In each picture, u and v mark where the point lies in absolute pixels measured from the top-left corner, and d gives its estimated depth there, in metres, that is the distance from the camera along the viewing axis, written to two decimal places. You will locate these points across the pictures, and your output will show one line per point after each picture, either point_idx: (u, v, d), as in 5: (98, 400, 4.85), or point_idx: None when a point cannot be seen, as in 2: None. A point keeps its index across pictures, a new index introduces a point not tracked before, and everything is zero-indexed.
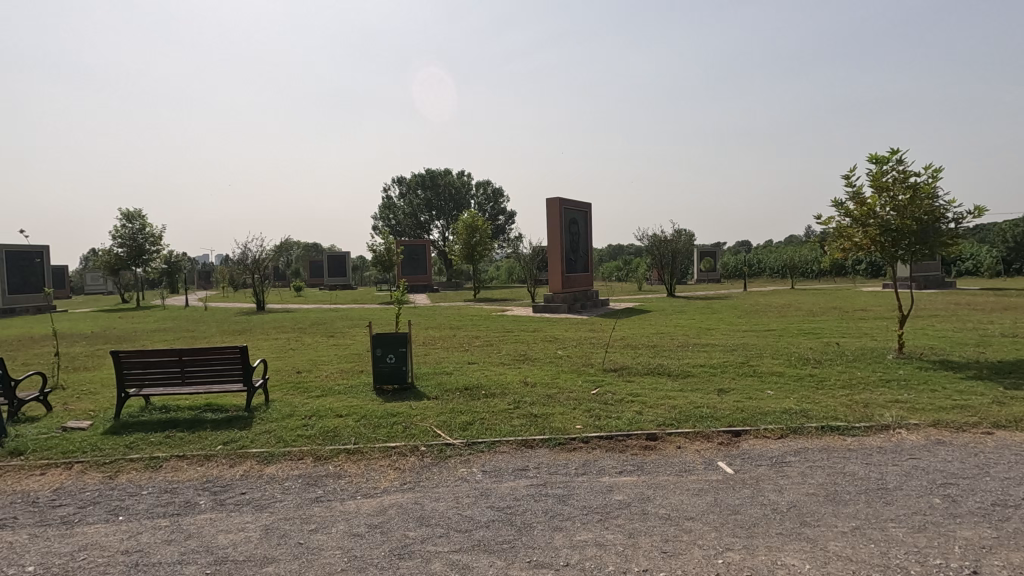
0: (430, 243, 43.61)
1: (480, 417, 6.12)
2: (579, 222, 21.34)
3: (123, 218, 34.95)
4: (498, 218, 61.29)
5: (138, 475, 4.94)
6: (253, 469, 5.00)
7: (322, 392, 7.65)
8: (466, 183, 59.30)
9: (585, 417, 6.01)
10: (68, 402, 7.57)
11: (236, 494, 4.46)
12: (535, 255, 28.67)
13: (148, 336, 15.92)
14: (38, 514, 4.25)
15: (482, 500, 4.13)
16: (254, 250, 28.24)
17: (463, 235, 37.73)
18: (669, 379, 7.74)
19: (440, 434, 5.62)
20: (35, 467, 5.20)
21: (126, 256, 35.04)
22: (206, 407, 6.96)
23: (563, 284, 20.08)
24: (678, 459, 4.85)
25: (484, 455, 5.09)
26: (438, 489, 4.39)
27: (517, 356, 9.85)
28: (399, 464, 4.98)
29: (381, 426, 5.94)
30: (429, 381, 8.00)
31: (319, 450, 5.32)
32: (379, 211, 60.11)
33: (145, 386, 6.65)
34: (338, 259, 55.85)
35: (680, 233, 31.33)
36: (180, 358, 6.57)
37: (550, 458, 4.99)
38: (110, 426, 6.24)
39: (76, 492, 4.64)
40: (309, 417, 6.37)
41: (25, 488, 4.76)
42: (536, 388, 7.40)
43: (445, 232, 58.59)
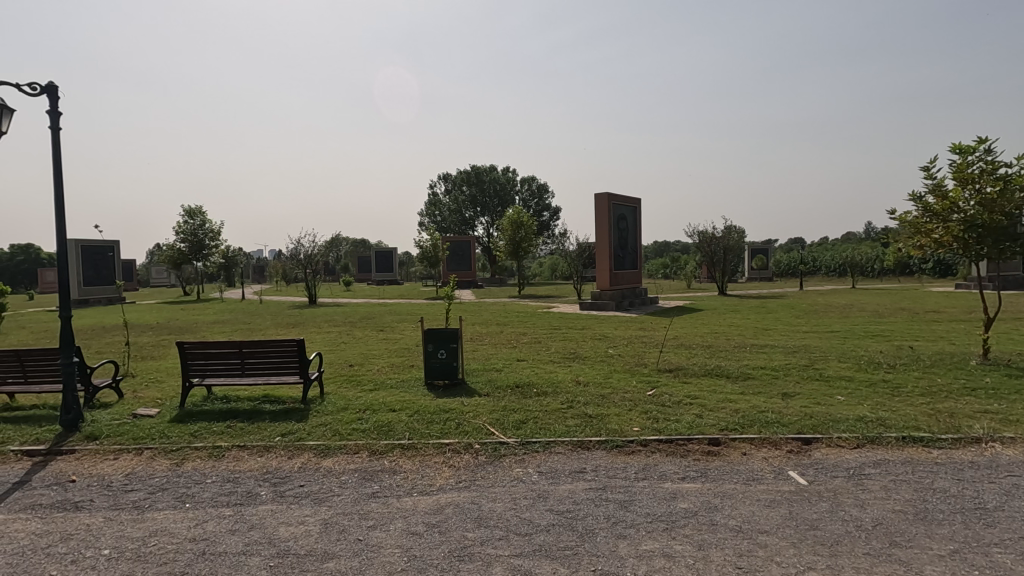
0: (475, 240, 43.74)
1: (534, 416, 6.02)
2: (628, 217, 20.92)
3: (185, 215, 36.72)
4: (543, 215, 61.08)
5: (202, 463, 5.08)
6: (310, 461, 5.05)
7: (374, 386, 7.73)
8: (512, 179, 59.26)
9: (643, 419, 5.81)
10: (138, 390, 7.95)
11: (295, 487, 4.50)
12: (582, 251, 28.30)
13: (209, 327, 16.64)
14: (112, 497, 4.42)
15: (540, 502, 4.01)
16: (307, 246, 29.05)
17: (509, 231, 37.67)
18: (728, 381, 7.40)
19: (494, 432, 5.54)
20: (108, 451, 5.43)
21: (189, 251, 36.83)
22: (264, 398, 7.14)
23: (611, 281, 19.75)
24: (744, 467, 4.59)
25: (539, 456, 4.97)
26: (494, 489, 4.30)
27: (567, 354, 9.68)
28: (453, 461, 4.93)
29: (434, 422, 5.92)
30: (479, 377, 7.95)
31: (374, 444, 5.34)
32: (425, 208, 61.06)
33: (207, 376, 6.86)
34: (385, 255, 57.00)
35: (731, 230, 30.34)
36: (240, 350, 6.76)
37: (607, 460, 4.83)
38: (176, 415, 6.48)
39: (146, 477, 4.81)
40: (363, 411, 6.42)
41: (100, 472, 4.97)
42: (589, 387, 7.21)
43: (490, 228, 58.77)
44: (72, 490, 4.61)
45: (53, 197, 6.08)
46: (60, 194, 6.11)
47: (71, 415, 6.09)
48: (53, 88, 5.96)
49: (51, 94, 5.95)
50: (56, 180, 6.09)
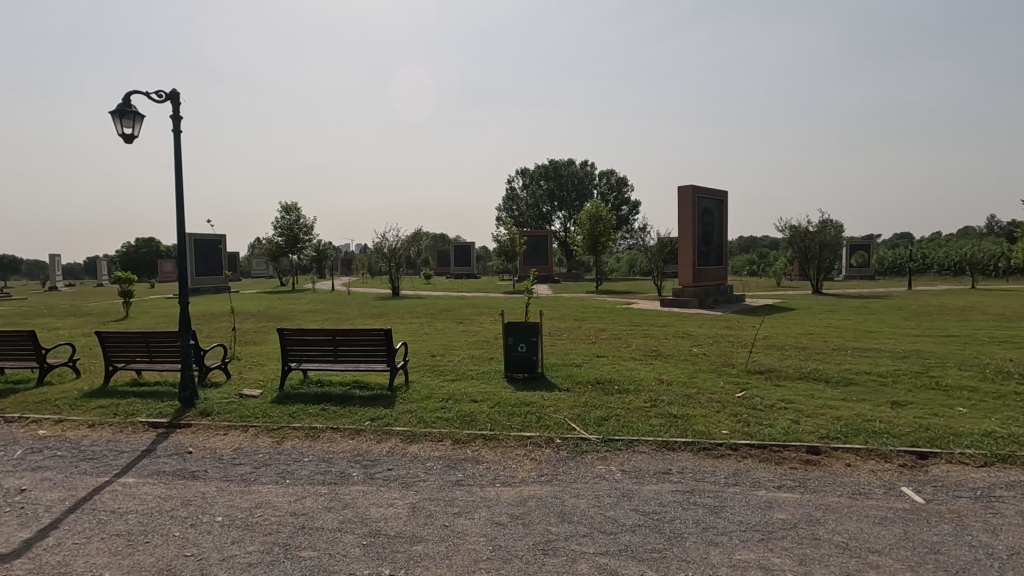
0: (552, 235, 43.57)
1: (616, 414, 5.90)
2: (713, 211, 19.99)
3: (282, 211, 39.48)
4: (622, 209, 59.90)
5: (300, 442, 5.43)
6: (398, 446, 5.25)
7: (455, 376, 7.92)
8: (590, 173, 58.49)
9: (732, 422, 5.52)
10: (243, 371, 8.64)
11: (384, 470, 4.70)
12: (662, 247, 27.44)
13: (303, 316, 17.76)
14: (223, 469, 4.82)
15: (625, 501, 3.92)
16: (391, 240, 30.27)
17: (587, 225, 37.23)
18: (828, 386, 6.88)
19: (575, 428, 5.49)
20: (219, 427, 5.94)
21: (286, 244, 39.58)
22: (355, 384, 7.50)
23: (694, 277, 19.02)
24: (848, 479, 4.23)
25: (622, 455, 4.85)
26: (576, 485, 4.26)
27: (648, 351, 9.42)
28: (535, 455, 4.93)
29: (516, 414, 5.96)
30: (559, 372, 7.91)
31: (457, 433, 5.45)
32: (503, 203, 61.81)
33: (303, 361, 7.31)
34: (464, 250, 58.25)
35: (828, 224, 28.17)
36: (333, 337, 7.14)
37: (694, 462, 4.64)
38: (277, 396, 6.96)
39: (252, 453, 5.20)
40: (446, 400, 6.58)
41: (213, 446, 5.44)
42: (672, 386, 6.98)
43: (567, 223, 58.38)
44: (189, 460, 5.08)
45: (174, 195, 6.69)
46: (180, 192, 6.73)
47: (188, 392, 6.72)
48: (176, 95, 6.55)
49: (173, 101, 6.54)
50: (178, 179, 6.70)
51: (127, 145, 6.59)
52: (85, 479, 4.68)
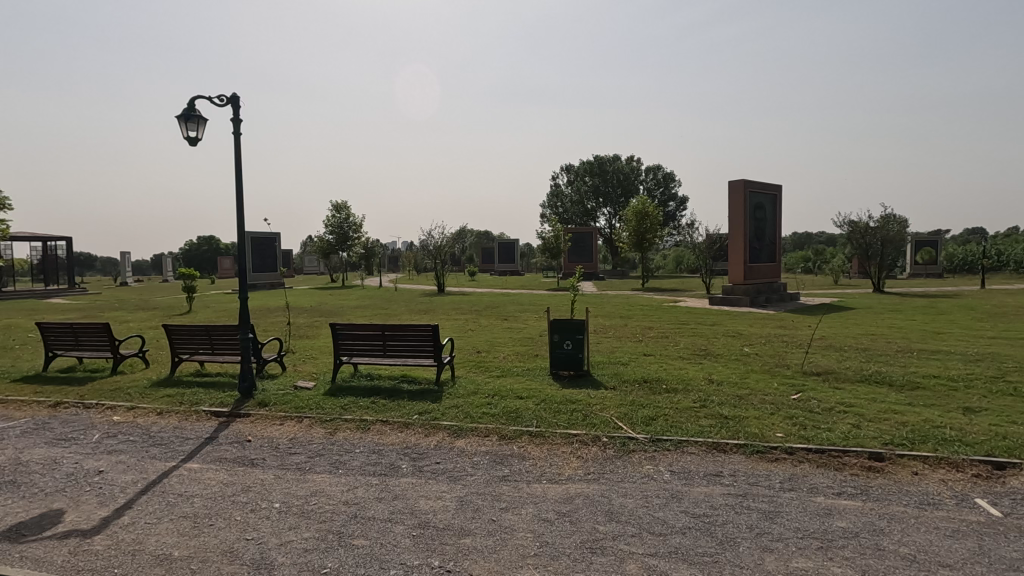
0: (597, 232, 43.12)
1: (664, 414, 5.79)
2: (766, 206, 19.30)
3: (332, 209, 40.61)
4: (669, 205, 58.66)
5: (351, 434, 5.59)
6: (445, 440, 5.33)
7: (501, 372, 7.98)
8: (636, 169, 57.58)
9: (787, 425, 5.32)
10: (297, 364, 8.97)
11: (432, 463, 4.78)
12: (712, 243, 26.71)
13: (353, 311, 18.30)
14: (280, 458, 5.03)
15: (675, 503, 3.84)
16: (436, 237, 30.69)
17: (633, 222, 36.65)
18: (891, 389, 6.54)
19: (622, 426, 5.43)
20: (276, 417, 6.19)
21: (336, 241, 40.81)
22: (403, 378, 7.67)
23: (745, 275, 18.44)
24: (915, 488, 4.01)
25: (671, 455, 4.76)
26: (624, 485, 4.20)
27: (697, 351, 9.19)
28: (581, 453, 4.90)
29: (561, 411, 5.95)
30: (605, 370, 7.83)
31: (503, 429, 5.49)
32: (547, 200, 61.67)
33: (354, 355, 7.53)
34: (509, 247, 58.44)
35: (891, 218, 26.65)
36: (382, 332, 7.32)
37: (746, 465, 4.50)
38: (329, 388, 7.20)
39: (306, 443, 5.41)
40: (492, 396, 6.64)
41: (270, 435, 5.68)
42: (723, 386, 6.79)
43: (612, 219, 57.64)
44: (248, 448, 5.32)
45: (235, 194, 7.01)
46: (240, 192, 7.04)
47: (247, 382, 7.05)
48: (236, 99, 6.85)
49: (234, 105, 6.85)
50: (238, 179, 7.01)
51: (192, 147, 6.95)
52: (155, 464, 4.97)
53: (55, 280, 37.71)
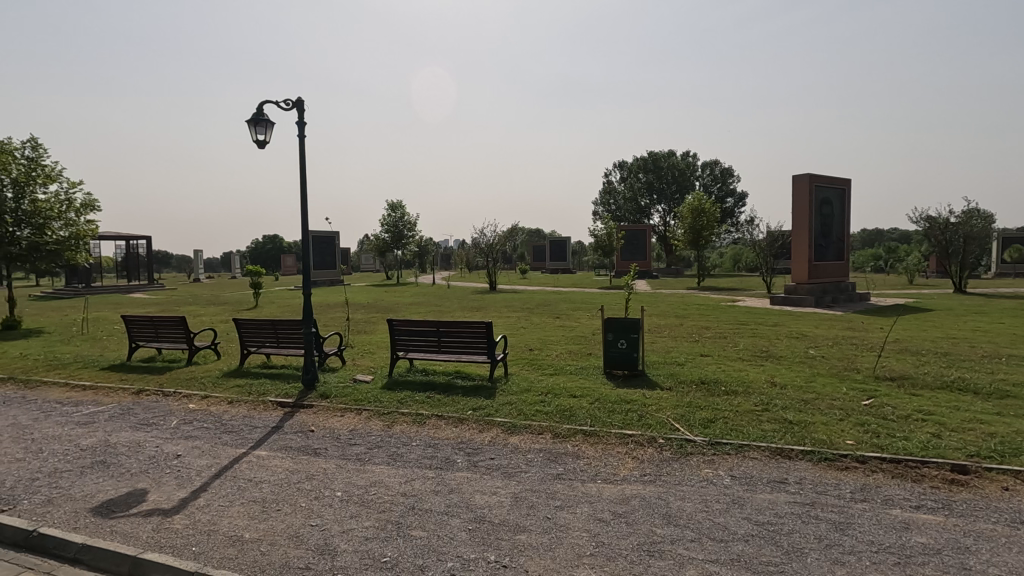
0: (651, 229, 42.08)
1: (723, 416, 5.60)
2: (833, 201, 18.32)
3: (388, 208, 41.79)
4: (727, 201, 56.73)
5: (408, 427, 5.72)
6: (499, 437, 5.36)
7: (554, 371, 7.96)
8: (692, 164, 56.03)
9: (858, 432, 5.03)
10: (356, 358, 9.27)
11: (486, 458, 4.83)
12: (773, 241, 25.64)
13: (407, 308, 18.73)
14: (341, 448, 5.20)
15: (736, 509, 3.71)
16: (488, 235, 30.97)
17: (689, 219, 35.65)
18: (975, 398, 6.06)
19: (679, 428, 5.30)
20: (337, 409, 6.41)
21: (391, 240, 41.87)
22: (457, 374, 7.78)
23: (810, 274, 17.59)
24: (1004, 505, 3.69)
25: (731, 459, 4.61)
26: (682, 488, 4.10)
27: (758, 352, 8.85)
28: (637, 453, 4.82)
29: (616, 411, 5.87)
30: (660, 370, 7.67)
31: (557, 427, 5.46)
32: (600, 197, 61.03)
33: (410, 350, 7.70)
34: (560, 245, 58.24)
35: (976, 213, 24.67)
36: (437, 328, 7.45)
37: (813, 473, 4.29)
38: (386, 382, 7.40)
39: (365, 434, 5.57)
40: (545, 394, 6.63)
41: (331, 426, 5.90)
42: (787, 389, 6.51)
43: (666, 217, 56.34)
44: (311, 437, 5.54)
45: (299, 194, 7.31)
46: (305, 192, 7.33)
47: (310, 374, 7.35)
48: (301, 102, 7.13)
49: (299, 108, 7.13)
50: (302, 179, 7.31)
51: (261, 150, 7.29)
52: (227, 450, 5.26)
53: (137, 276, 40.75)
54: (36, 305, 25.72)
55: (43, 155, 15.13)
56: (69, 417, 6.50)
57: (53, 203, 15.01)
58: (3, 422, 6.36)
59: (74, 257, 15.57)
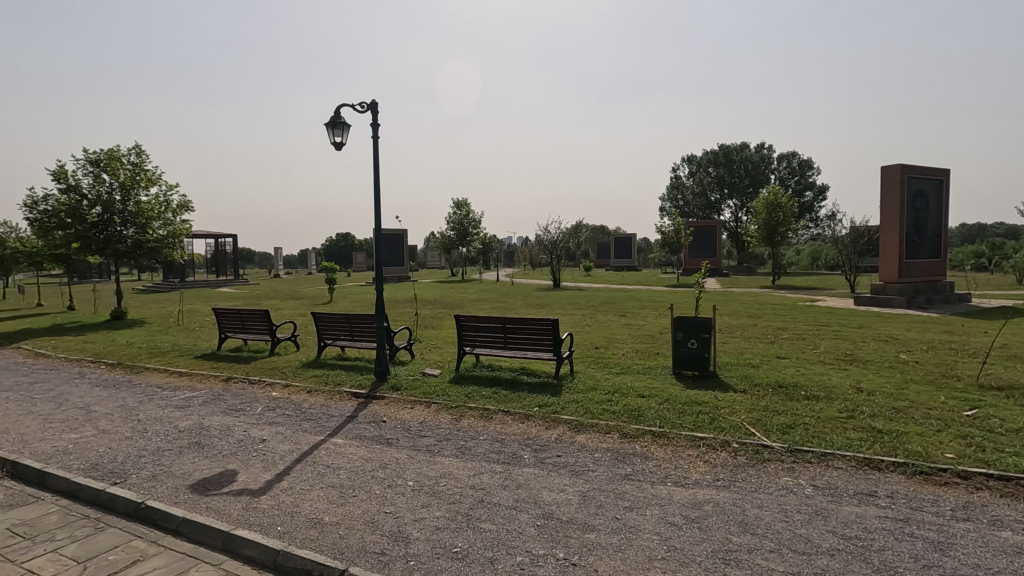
0: (721, 225, 40.43)
1: (803, 422, 5.30)
2: (929, 193, 16.87)
3: (454, 206, 42.62)
4: (806, 195, 53.60)
5: (476, 422, 5.81)
6: (565, 434, 5.34)
7: (621, 369, 7.83)
8: (767, 157, 53.37)
9: (959, 445, 4.62)
10: (424, 353, 9.52)
11: (553, 456, 4.82)
12: (858, 237, 23.98)
13: (473, 304, 19.03)
14: (412, 439, 5.37)
15: (820, 521, 3.50)
16: (552, 232, 30.89)
17: (763, 214, 33.95)
18: None
19: (756, 433, 5.07)
20: (407, 401, 6.62)
21: (457, 237, 42.66)
22: (523, 371, 7.82)
23: (901, 272, 16.31)
24: None
25: (813, 468, 4.35)
26: (759, 495, 3.92)
27: (841, 356, 8.31)
28: (709, 457, 4.66)
29: (687, 413, 5.69)
30: (733, 372, 7.37)
31: (625, 427, 5.38)
32: (667, 192, 59.44)
33: (477, 346, 7.82)
34: (625, 242, 57.25)
35: None
36: (504, 325, 7.52)
37: (906, 487, 3.98)
38: (453, 377, 7.56)
39: (434, 427, 5.72)
40: (612, 393, 6.53)
41: (402, 417, 6.08)
42: (875, 396, 6.07)
43: (738, 212, 54.04)
44: (384, 428, 5.76)
45: (373, 193, 7.59)
46: (378, 191, 7.61)
47: (382, 367, 7.63)
48: (375, 105, 7.39)
49: (373, 111, 7.40)
50: (376, 179, 7.58)
51: (338, 152, 7.62)
52: (307, 436, 5.56)
53: (224, 272, 43.81)
54: (141, 297, 28.34)
55: (145, 160, 16.54)
56: (168, 401, 7.09)
57: (154, 204, 16.39)
58: (114, 403, 7.03)
59: (171, 254, 16.95)
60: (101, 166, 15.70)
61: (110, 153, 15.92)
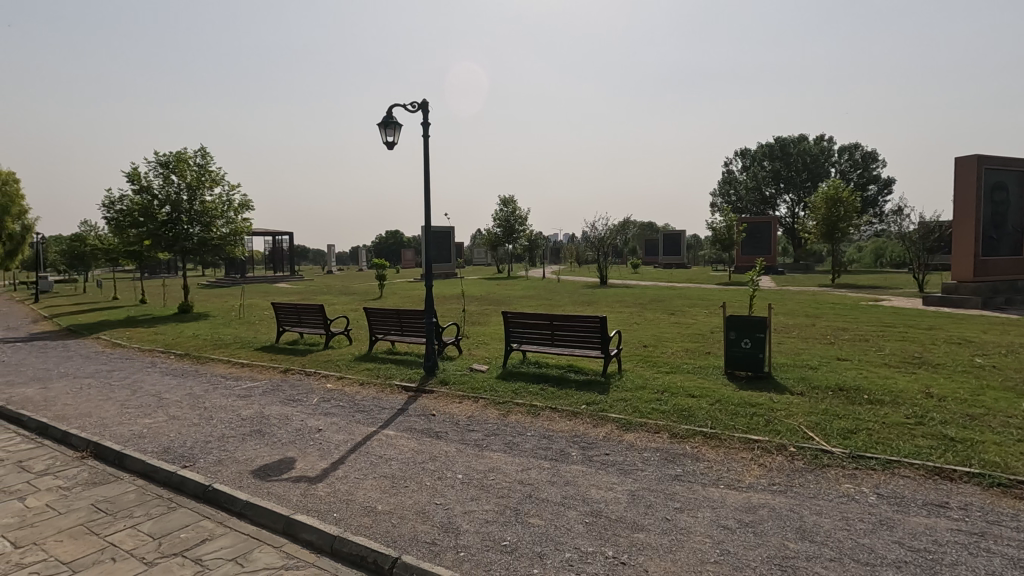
0: (776, 221, 38.85)
1: (866, 427, 5.06)
2: (1010, 186, 15.67)
3: (501, 203, 42.84)
4: (869, 189, 50.89)
5: (523, 418, 5.85)
6: (613, 433, 5.30)
7: (670, 369, 7.68)
8: (827, 149, 50.95)
9: None
10: (472, 349, 9.63)
11: (601, 454, 4.80)
12: (927, 233, 22.56)
13: (519, 301, 19.09)
14: (460, 433, 5.46)
15: (884, 531, 3.34)
16: (599, 229, 30.55)
17: (822, 209, 32.34)
18: None
19: (814, 437, 4.88)
20: (455, 396, 6.72)
21: (503, 234, 42.81)
22: (570, 368, 7.80)
23: (976, 270, 15.25)
24: None
25: (876, 476, 4.15)
26: (818, 502, 3.77)
27: (909, 359, 7.85)
28: (764, 461, 4.51)
29: (740, 414, 5.54)
30: (789, 373, 7.10)
31: (674, 427, 5.28)
32: (720, 188, 57.74)
33: (524, 342, 7.85)
34: (674, 238, 56.00)
35: None
36: (551, 322, 7.51)
37: (983, 499, 3.74)
38: (500, 373, 7.63)
39: (482, 422, 5.79)
40: (661, 392, 6.42)
41: (451, 412, 6.19)
42: (946, 402, 5.72)
43: (795, 207, 51.86)
44: (433, 421, 5.88)
45: (423, 191, 7.73)
46: (428, 189, 7.74)
47: (431, 361, 7.78)
48: (426, 104, 7.52)
49: (424, 110, 7.53)
50: (426, 177, 7.72)
51: (390, 150, 7.81)
52: (360, 427, 5.74)
53: (280, 269, 45.59)
54: (204, 292, 29.86)
55: (210, 162, 17.45)
56: (231, 390, 7.47)
57: (218, 203, 17.27)
58: (182, 391, 7.48)
59: (233, 251, 17.80)
60: (170, 168, 16.68)
61: (178, 156, 16.89)
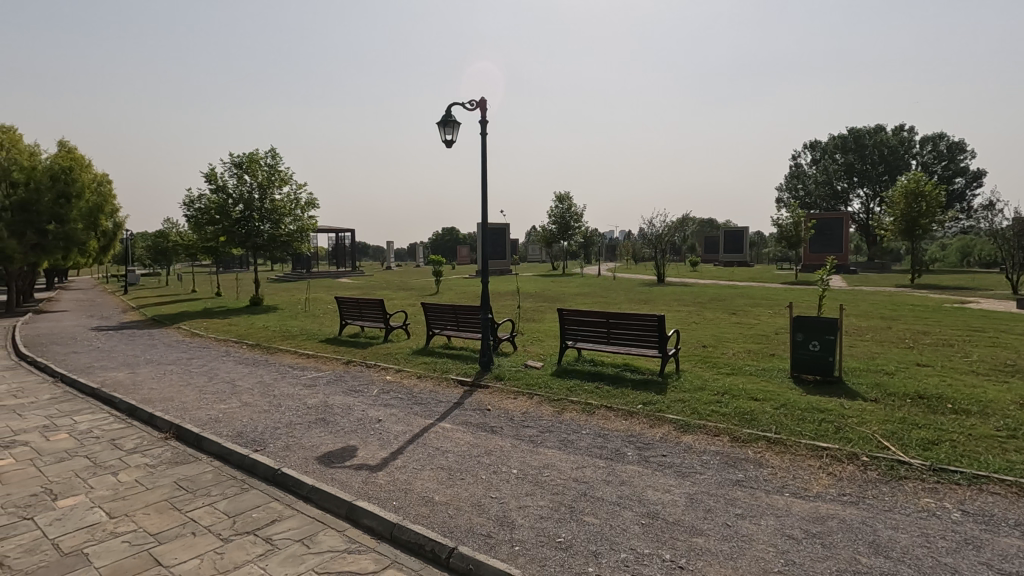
0: (848, 215, 36.87)
1: (949, 439, 4.71)
2: None
3: (556, 200, 42.65)
4: (956, 182, 47.09)
5: (578, 416, 5.81)
6: (671, 434, 5.19)
7: (731, 370, 7.43)
8: (907, 140, 47.54)
9: None
10: (527, 345, 9.66)
11: (658, 455, 4.71)
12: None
13: (574, 298, 18.98)
14: (515, 429, 5.49)
15: (970, 551, 3.10)
16: (657, 226, 29.87)
17: (901, 205, 30.19)
18: None
19: (889, 447, 4.58)
20: (510, 392, 6.77)
21: (558, 231, 42.59)
22: (626, 367, 7.68)
23: None
24: None
25: (961, 491, 3.85)
26: (894, 516, 3.54)
27: (1000, 366, 7.22)
28: (833, 469, 4.28)
29: (806, 420, 5.29)
30: (862, 378, 6.71)
31: (736, 431, 5.10)
32: (788, 184, 55.46)
33: (579, 340, 7.80)
34: (737, 235, 53.99)
35: None
36: (607, 319, 7.43)
37: None
38: (555, 370, 7.62)
39: (537, 418, 5.80)
40: (722, 394, 6.23)
41: (506, 407, 6.24)
42: None
43: (870, 202, 48.77)
44: (488, 416, 5.95)
45: (481, 188, 7.82)
46: (485, 186, 7.82)
47: (486, 357, 7.86)
48: (484, 102, 7.60)
49: (482, 108, 7.61)
50: (484, 174, 7.80)
51: (449, 149, 7.93)
52: (418, 419, 5.88)
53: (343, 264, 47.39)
54: (273, 288, 29.85)
55: (279, 162, 18.34)
56: (298, 379, 7.85)
57: (286, 202, 18.14)
58: (254, 379, 7.93)
59: (300, 248, 18.67)
60: (243, 168, 17.64)
61: (250, 156, 17.86)
